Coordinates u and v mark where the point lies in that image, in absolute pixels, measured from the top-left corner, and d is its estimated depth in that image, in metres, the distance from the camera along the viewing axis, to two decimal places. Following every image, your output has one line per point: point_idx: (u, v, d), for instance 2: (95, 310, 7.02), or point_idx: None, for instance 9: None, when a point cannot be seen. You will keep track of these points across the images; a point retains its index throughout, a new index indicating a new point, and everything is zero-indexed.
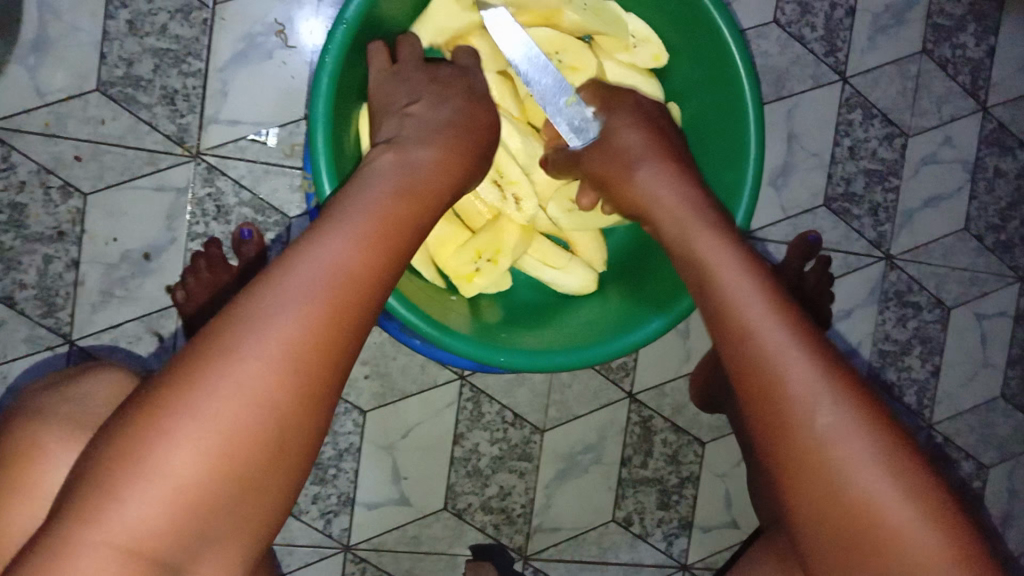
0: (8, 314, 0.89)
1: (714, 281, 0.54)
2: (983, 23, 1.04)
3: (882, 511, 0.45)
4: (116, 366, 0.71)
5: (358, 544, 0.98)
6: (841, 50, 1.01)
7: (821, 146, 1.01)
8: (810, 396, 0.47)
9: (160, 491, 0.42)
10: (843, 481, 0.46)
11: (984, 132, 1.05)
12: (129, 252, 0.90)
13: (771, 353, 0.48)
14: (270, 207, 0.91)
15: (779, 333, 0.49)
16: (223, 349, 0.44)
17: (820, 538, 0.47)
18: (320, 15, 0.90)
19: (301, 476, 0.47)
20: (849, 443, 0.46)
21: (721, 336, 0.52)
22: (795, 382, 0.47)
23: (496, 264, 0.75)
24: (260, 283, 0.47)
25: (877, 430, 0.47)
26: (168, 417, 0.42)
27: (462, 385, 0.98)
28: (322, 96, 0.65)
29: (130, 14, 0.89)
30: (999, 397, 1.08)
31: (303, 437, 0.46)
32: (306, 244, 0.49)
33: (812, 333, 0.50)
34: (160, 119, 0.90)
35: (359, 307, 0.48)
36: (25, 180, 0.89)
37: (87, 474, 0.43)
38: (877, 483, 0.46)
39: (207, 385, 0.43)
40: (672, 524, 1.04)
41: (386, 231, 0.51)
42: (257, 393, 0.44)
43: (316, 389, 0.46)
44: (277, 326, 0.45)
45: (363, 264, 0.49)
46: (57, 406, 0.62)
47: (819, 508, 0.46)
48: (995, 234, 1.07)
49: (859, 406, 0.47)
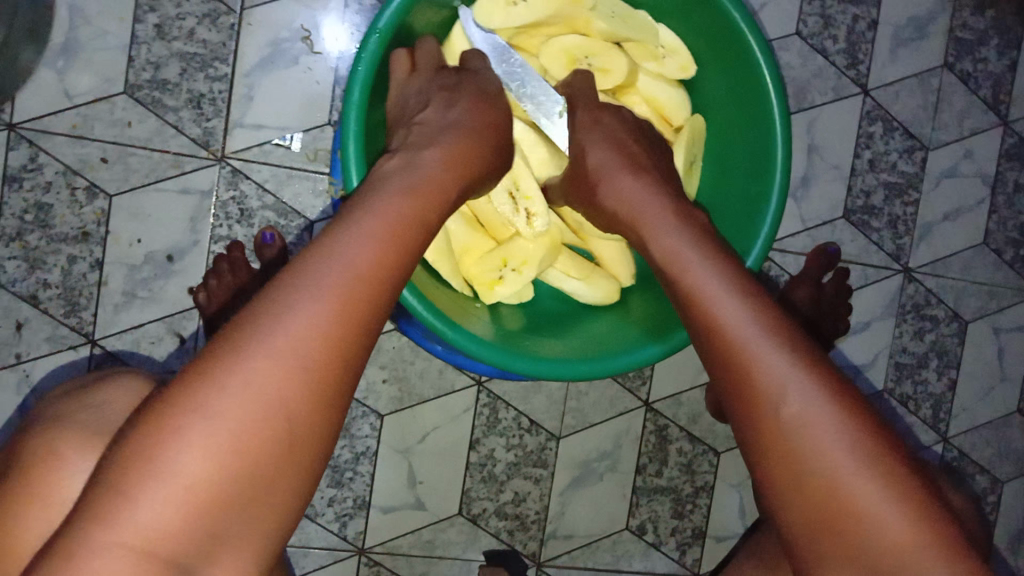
0: (32, 314, 0.90)
1: (689, 283, 0.54)
2: (1005, 37, 1.04)
3: (860, 503, 0.44)
4: (135, 372, 0.71)
5: (373, 547, 0.98)
6: (863, 62, 1.01)
7: (841, 158, 1.01)
8: (778, 388, 0.47)
9: (170, 491, 0.41)
10: (818, 473, 0.45)
11: (1005, 146, 1.05)
12: (153, 254, 0.91)
13: (746, 350, 0.48)
14: (292, 211, 0.92)
15: (754, 325, 0.49)
16: (236, 349, 0.44)
17: (806, 533, 0.46)
18: (345, 21, 0.91)
19: (316, 478, 0.47)
20: (821, 433, 0.45)
21: (706, 338, 0.52)
22: (766, 376, 0.47)
23: (520, 274, 0.76)
24: (273, 286, 0.47)
25: (851, 421, 0.46)
26: (181, 416, 0.42)
27: (479, 391, 0.99)
28: (354, 105, 0.66)
29: (158, 19, 0.90)
30: (1015, 411, 1.08)
31: (315, 436, 0.45)
32: (318, 246, 0.49)
33: (788, 330, 0.50)
34: (186, 122, 0.91)
35: (370, 306, 0.48)
36: (52, 181, 0.90)
37: (101, 476, 0.42)
38: (855, 471, 0.44)
39: (219, 384, 0.43)
40: (685, 534, 1.04)
41: (399, 230, 0.51)
42: (270, 393, 0.43)
43: (329, 389, 0.45)
44: (288, 326, 0.45)
45: (376, 263, 0.49)
46: (73, 415, 0.62)
47: (800, 501, 0.45)
48: (1015, 248, 1.06)
49: (831, 397, 0.46)
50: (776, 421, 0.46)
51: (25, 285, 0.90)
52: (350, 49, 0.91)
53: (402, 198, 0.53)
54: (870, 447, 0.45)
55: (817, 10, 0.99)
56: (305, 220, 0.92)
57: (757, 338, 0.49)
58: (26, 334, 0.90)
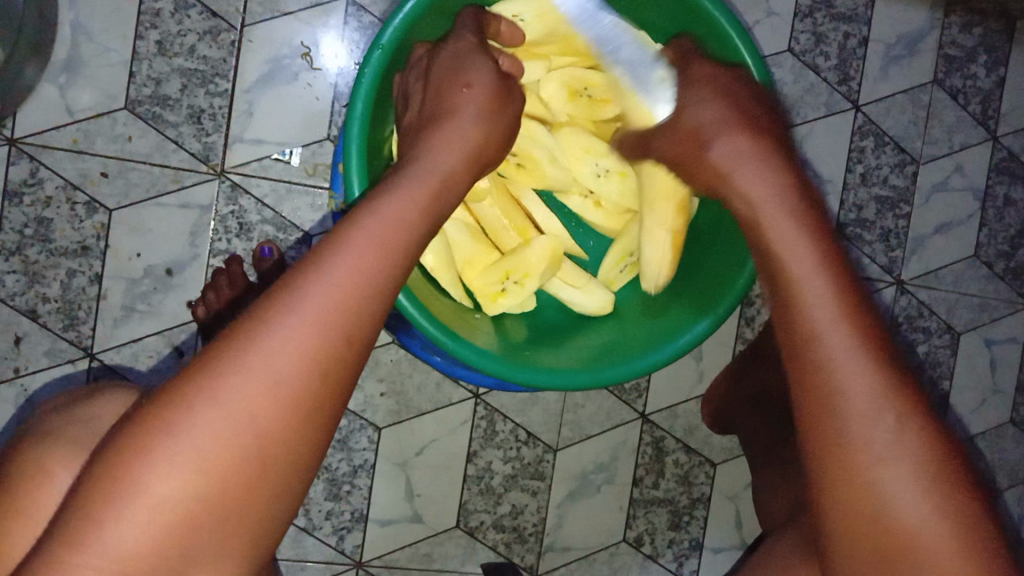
0: (31, 328, 0.90)
1: (785, 278, 0.50)
2: (993, 54, 1.06)
3: (920, 534, 0.45)
4: (122, 388, 0.71)
5: (370, 560, 0.98)
6: (854, 78, 1.03)
7: (833, 172, 1.03)
8: (869, 414, 0.46)
9: (138, 509, 0.44)
10: (888, 501, 0.45)
11: (994, 160, 1.07)
12: (152, 267, 0.92)
13: (835, 367, 0.47)
14: (291, 225, 0.93)
15: (848, 346, 0.47)
16: (207, 373, 0.46)
17: (861, 552, 0.46)
18: (344, 38, 0.92)
19: (296, 494, 0.48)
20: (898, 464, 0.45)
21: (786, 341, 0.49)
22: (854, 398, 0.46)
23: (522, 287, 0.76)
24: (253, 311, 0.48)
25: (933, 455, 0.46)
26: (151, 438, 0.45)
27: (477, 404, 0.99)
28: (357, 119, 0.67)
29: (159, 36, 0.91)
30: (1008, 422, 1.09)
31: (290, 458, 0.47)
32: (301, 268, 0.49)
33: (885, 346, 0.48)
34: (186, 137, 0.91)
35: (349, 328, 0.48)
36: (52, 196, 0.90)
37: (81, 488, 0.46)
38: (919, 509, 0.45)
39: (185, 410, 0.45)
40: (682, 546, 1.04)
41: (387, 248, 0.50)
42: (240, 416, 0.45)
43: (302, 413, 0.47)
44: (259, 353, 0.46)
45: (356, 286, 0.48)
46: (65, 430, 0.63)
47: (853, 521, 0.46)
48: (1005, 261, 1.08)
49: (917, 427, 0.46)
50: (863, 454, 0.46)
51: (24, 299, 0.90)
52: (349, 65, 0.93)
53: (393, 210, 0.52)
54: (944, 487, 0.45)
55: (809, 27, 1.01)
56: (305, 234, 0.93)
57: (848, 359, 0.47)
58: (25, 348, 0.90)
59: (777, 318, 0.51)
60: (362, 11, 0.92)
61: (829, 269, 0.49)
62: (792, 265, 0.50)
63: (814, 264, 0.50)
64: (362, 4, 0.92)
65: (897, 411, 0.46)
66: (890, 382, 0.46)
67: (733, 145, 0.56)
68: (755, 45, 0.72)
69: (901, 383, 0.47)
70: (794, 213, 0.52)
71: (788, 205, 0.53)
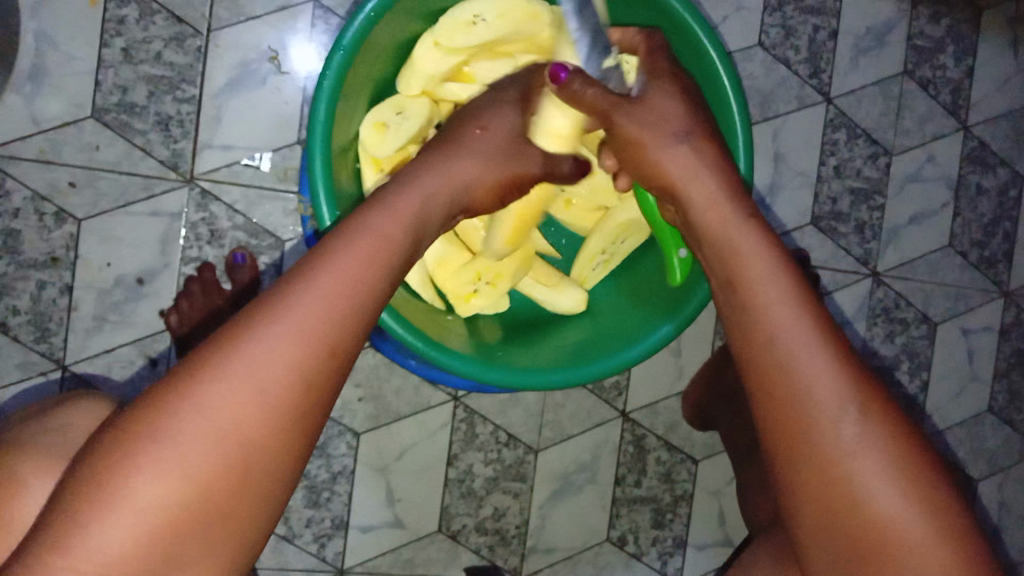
0: (1, 341, 0.89)
1: (743, 276, 0.55)
2: (961, 44, 1.06)
3: (891, 519, 0.48)
4: (95, 396, 0.70)
5: (352, 567, 0.97)
6: (825, 72, 1.03)
7: (807, 166, 1.03)
8: (836, 407, 0.49)
9: (120, 518, 0.43)
10: (857, 489, 0.48)
11: (966, 150, 1.07)
12: (124, 277, 0.91)
13: (797, 359, 0.50)
14: (263, 231, 0.92)
15: (811, 344, 0.51)
16: (192, 377, 0.46)
17: (829, 537, 0.49)
18: (313, 42, 0.92)
19: (279, 502, 0.48)
20: (863, 452, 0.49)
21: (745, 340, 0.53)
22: (821, 391, 0.49)
23: (495, 287, 0.76)
24: (242, 319, 0.48)
25: (896, 443, 0.49)
26: (137, 442, 0.44)
27: (456, 406, 0.99)
28: (320, 123, 0.67)
29: (125, 43, 0.90)
30: (986, 410, 1.09)
31: (278, 464, 0.47)
32: (291, 279, 0.50)
33: (844, 343, 0.52)
34: (154, 144, 0.90)
35: (336, 336, 0.49)
36: (20, 207, 0.89)
37: (63, 498, 0.45)
38: (887, 495, 0.48)
39: (170, 416, 0.45)
40: (666, 544, 1.04)
41: (374, 259, 0.52)
42: (226, 421, 0.45)
43: (291, 417, 0.47)
44: (245, 359, 0.46)
45: (345, 296, 0.49)
46: (36, 437, 0.62)
47: (822, 509, 0.49)
48: (979, 250, 1.08)
49: (881, 418, 0.49)
50: (830, 446, 0.49)
51: None
52: (318, 69, 0.92)
53: (379, 223, 0.54)
54: (909, 472, 0.49)
55: (778, 21, 1.01)
56: (277, 240, 0.92)
57: (811, 355, 0.50)
58: None
59: (736, 316, 0.55)
60: (329, 13, 0.92)
61: (783, 275, 0.54)
62: (752, 272, 0.54)
63: (774, 268, 0.54)
64: (329, 6, 0.92)
65: (861, 403, 0.49)
66: (851, 374, 0.50)
67: (681, 156, 0.63)
68: (722, 43, 0.73)
69: (862, 378, 0.50)
70: (746, 225, 0.58)
71: (736, 216, 0.59)
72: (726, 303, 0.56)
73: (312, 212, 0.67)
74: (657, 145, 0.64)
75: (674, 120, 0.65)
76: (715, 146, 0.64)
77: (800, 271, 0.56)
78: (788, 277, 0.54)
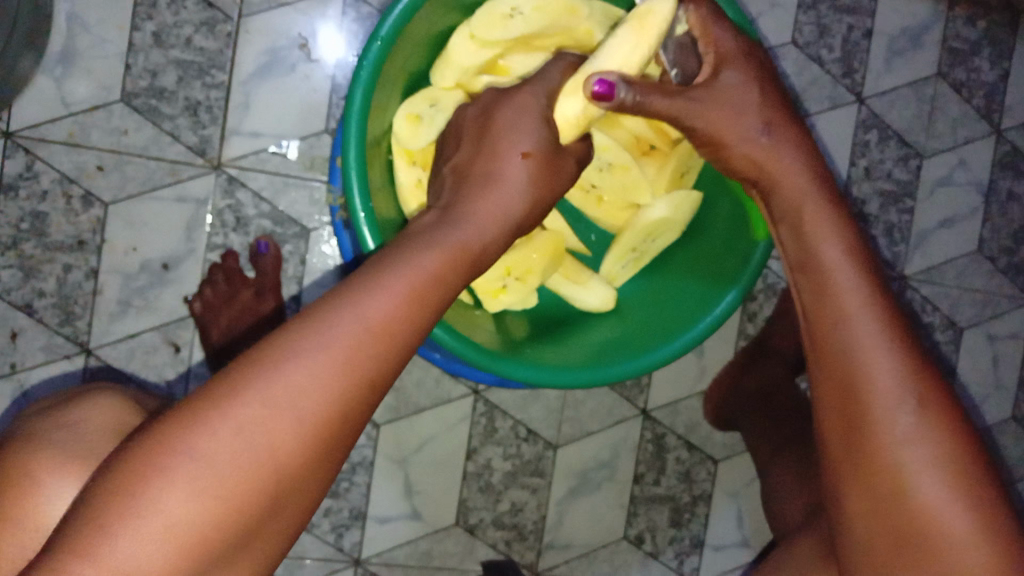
0: (26, 323, 0.89)
1: (825, 276, 0.54)
2: (997, 47, 1.05)
3: (946, 526, 0.48)
4: (112, 391, 0.70)
5: (369, 558, 0.97)
6: (858, 71, 1.02)
7: (837, 166, 1.02)
8: (892, 406, 0.50)
9: (151, 526, 0.42)
10: (913, 494, 0.49)
11: (998, 155, 1.06)
12: (149, 262, 0.90)
13: (873, 365, 0.50)
14: (289, 219, 0.92)
15: (896, 356, 0.50)
16: (232, 391, 0.44)
17: (882, 540, 0.50)
18: (342, 29, 0.91)
19: (296, 516, 0.47)
20: (923, 456, 0.49)
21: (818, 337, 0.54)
22: (885, 392, 0.50)
23: (523, 283, 0.74)
24: (286, 331, 0.47)
25: (959, 454, 0.49)
26: (169, 453, 0.43)
27: (477, 400, 0.98)
28: (356, 113, 0.66)
29: (156, 27, 0.90)
30: (1010, 418, 1.08)
31: (302, 483, 0.46)
32: (336, 293, 0.49)
33: (922, 355, 0.52)
34: (183, 130, 0.90)
35: (380, 362, 0.48)
36: (48, 189, 0.89)
37: (87, 502, 0.43)
38: (941, 497, 0.48)
39: (207, 426, 0.43)
40: (683, 543, 1.03)
41: (418, 285, 0.50)
42: (259, 439, 0.44)
43: (321, 440, 0.46)
44: (286, 374, 0.45)
45: (392, 315, 0.48)
46: (55, 432, 0.62)
47: (878, 511, 0.50)
48: (1008, 256, 1.07)
49: (947, 426, 0.50)
50: (883, 434, 0.50)
51: (20, 293, 0.89)
52: (347, 57, 0.91)
53: (430, 256, 0.52)
54: (963, 469, 0.49)
55: (812, 19, 1.00)
56: (302, 229, 0.92)
57: (876, 346, 0.51)
58: (20, 343, 0.89)
59: (810, 312, 0.55)
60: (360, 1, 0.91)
61: (856, 262, 0.54)
62: (826, 256, 0.55)
63: (846, 261, 0.54)
64: None
65: (918, 398, 0.50)
66: (924, 383, 0.50)
67: (755, 146, 0.62)
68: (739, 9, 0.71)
69: (934, 387, 0.51)
70: (822, 212, 0.57)
71: (816, 203, 0.58)
72: (800, 288, 0.56)
73: (345, 202, 0.67)
74: (739, 138, 0.62)
75: (751, 112, 0.63)
76: (793, 130, 0.63)
77: (875, 263, 0.55)
78: (874, 282, 0.53)
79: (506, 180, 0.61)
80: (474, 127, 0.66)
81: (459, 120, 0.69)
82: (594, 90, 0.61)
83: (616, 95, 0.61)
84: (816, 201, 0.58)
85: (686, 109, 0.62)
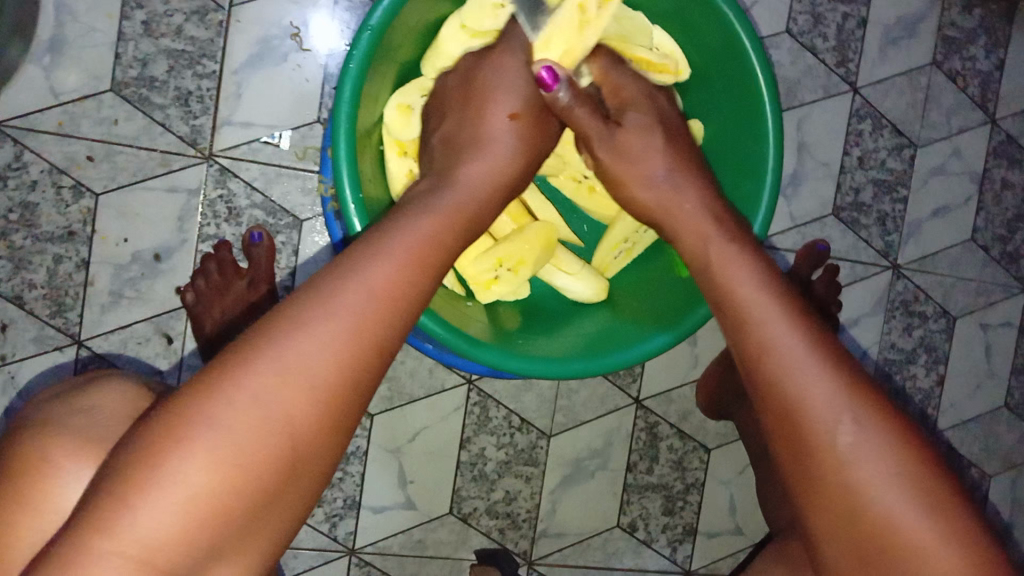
0: (17, 314, 0.89)
1: (730, 298, 0.54)
2: (993, 36, 1.05)
3: (903, 527, 0.45)
4: (117, 378, 0.69)
5: (363, 547, 0.98)
6: (853, 60, 1.01)
7: (831, 156, 1.02)
8: (829, 418, 0.47)
9: (172, 498, 0.42)
10: (863, 501, 0.46)
11: (993, 144, 1.06)
12: (140, 252, 0.90)
13: (790, 378, 0.48)
14: (281, 209, 0.91)
15: (816, 370, 0.48)
16: (248, 360, 0.44)
17: (844, 553, 0.47)
18: (334, 18, 0.90)
19: (315, 488, 0.47)
20: (865, 464, 0.46)
21: (747, 365, 0.51)
22: (814, 404, 0.47)
23: (516, 274, 0.74)
24: (298, 301, 0.47)
25: (903, 456, 0.46)
26: (187, 426, 0.43)
27: (470, 390, 0.98)
28: (344, 106, 0.66)
29: (146, 15, 0.89)
30: (1003, 407, 1.09)
31: (317, 457, 0.46)
32: (339, 264, 0.49)
33: (844, 363, 0.49)
34: (174, 120, 0.90)
35: (387, 328, 0.48)
36: (37, 180, 0.89)
37: (104, 482, 0.43)
38: (892, 499, 0.45)
39: (224, 396, 0.43)
40: (676, 531, 1.04)
41: (418, 253, 0.51)
42: (276, 408, 0.44)
43: (336, 409, 0.46)
44: (299, 343, 0.45)
45: (399, 285, 0.49)
46: (66, 417, 0.62)
47: (832, 520, 0.47)
48: (1001, 245, 1.07)
49: (883, 430, 0.47)
50: (824, 452, 0.47)
51: (10, 284, 0.89)
52: (339, 46, 0.91)
53: (425, 222, 0.53)
54: (920, 481, 0.46)
55: (806, 8, 0.99)
56: (295, 219, 0.92)
57: (804, 371, 0.48)
58: (11, 334, 0.89)
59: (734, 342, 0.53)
60: None
61: (771, 296, 0.52)
62: (739, 294, 0.53)
63: (757, 290, 0.53)
64: None
65: (853, 409, 0.47)
66: (849, 392, 0.48)
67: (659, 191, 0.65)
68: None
69: (861, 390, 0.48)
70: (726, 250, 0.58)
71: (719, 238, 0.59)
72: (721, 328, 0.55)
73: (335, 193, 0.67)
74: (638, 184, 0.66)
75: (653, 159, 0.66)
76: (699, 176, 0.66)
77: (785, 289, 0.54)
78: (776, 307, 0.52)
79: (493, 140, 0.63)
80: (455, 98, 0.67)
81: (439, 94, 0.70)
82: (538, 78, 0.65)
83: (556, 87, 0.65)
84: (716, 241, 0.59)
85: (598, 137, 0.67)
